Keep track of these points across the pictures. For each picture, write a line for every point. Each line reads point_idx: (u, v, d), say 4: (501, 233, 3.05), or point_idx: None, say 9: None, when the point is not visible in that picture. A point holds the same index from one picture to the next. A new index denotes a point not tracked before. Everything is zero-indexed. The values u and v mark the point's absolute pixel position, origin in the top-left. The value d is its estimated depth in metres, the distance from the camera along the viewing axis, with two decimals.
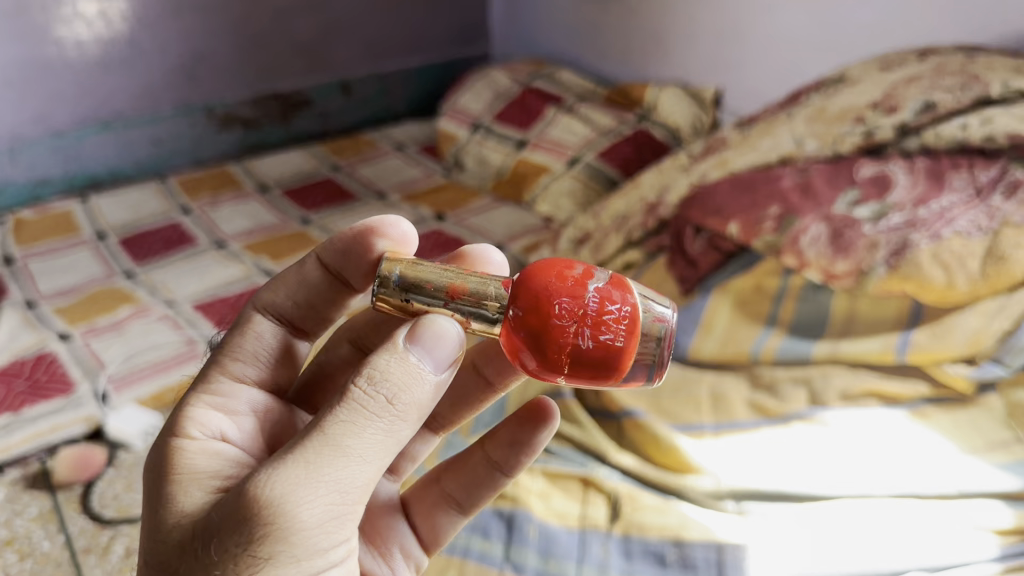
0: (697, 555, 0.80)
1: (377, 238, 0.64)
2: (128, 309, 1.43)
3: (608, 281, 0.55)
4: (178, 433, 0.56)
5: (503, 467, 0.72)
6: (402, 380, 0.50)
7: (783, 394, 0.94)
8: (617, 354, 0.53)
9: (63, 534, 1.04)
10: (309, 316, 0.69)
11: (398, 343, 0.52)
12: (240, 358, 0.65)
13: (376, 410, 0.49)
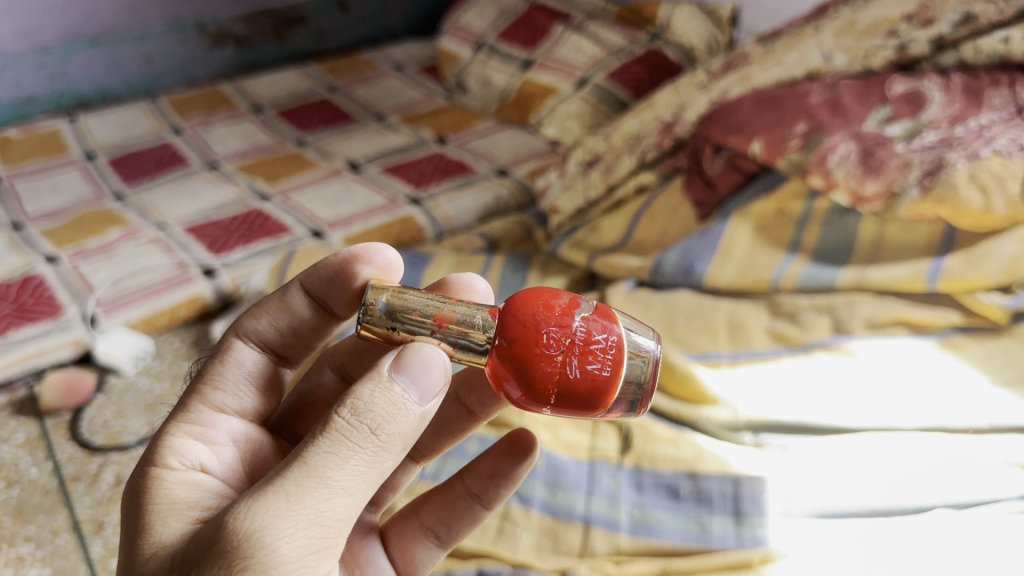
0: (711, 488, 0.77)
1: (364, 266, 0.60)
2: (117, 230, 1.38)
3: (594, 310, 0.52)
4: (155, 461, 0.53)
5: (482, 499, 0.70)
6: (387, 410, 0.47)
7: (805, 322, 0.89)
8: (606, 386, 0.51)
9: (51, 461, 1.01)
10: (294, 343, 0.65)
11: (383, 372, 0.48)
12: (220, 387, 0.62)
13: (359, 440, 0.46)
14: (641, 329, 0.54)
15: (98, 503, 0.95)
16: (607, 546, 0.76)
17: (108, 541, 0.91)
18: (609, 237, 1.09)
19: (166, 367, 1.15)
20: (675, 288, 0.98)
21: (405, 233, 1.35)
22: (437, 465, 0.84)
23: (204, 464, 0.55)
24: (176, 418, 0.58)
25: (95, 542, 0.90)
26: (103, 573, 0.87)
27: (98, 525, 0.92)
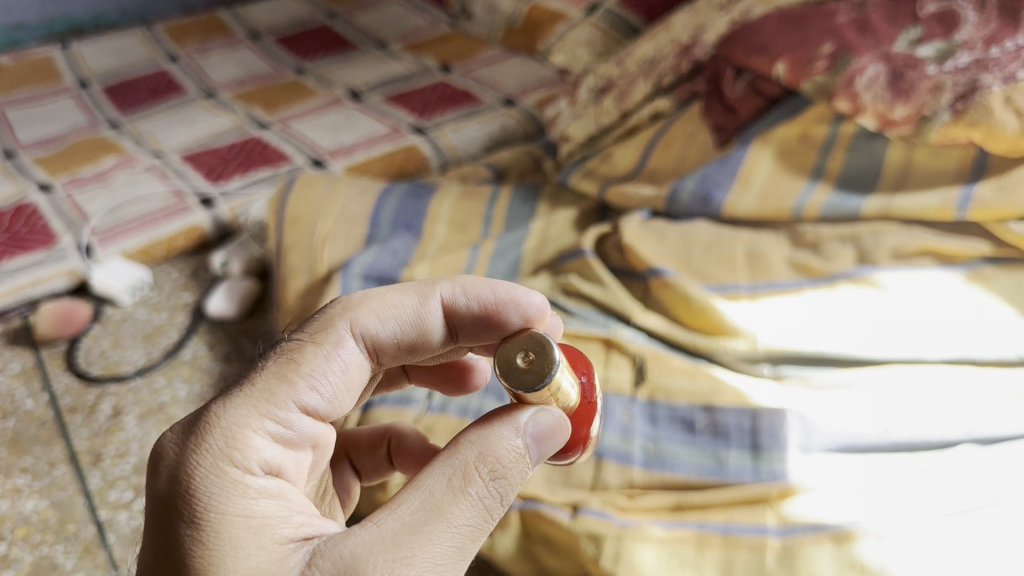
0: (728, 421, 0.75)
1: (514, 307, 0.60)
2: (112, 159, 1.33)
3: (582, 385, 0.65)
4: (236, 461, 0.47)
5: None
6: (515, 475, 0.50)
7: (827, 252, 0.85)
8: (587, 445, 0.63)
9: (47, 392, 0.98)
10: (400, 353, 0.59)
11: (520, 425, 0.51)
12: (316, 382, 0.52)
13: (491, 506, 0.48)
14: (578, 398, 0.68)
15: (96, 435, 0.92)
16: (620, 479, 0.74)
17: (107, 474, 0.88)
18: (622, 166, 1.05)
19: (164, 298, 1.12)
20: (692, 218, 0.95)
21: (408, 163, 1.30)
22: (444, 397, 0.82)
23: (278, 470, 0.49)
24: (259, 405, 0.49)
25: (93, 475, 0.88)
26: (101, 506, 0.85)
27: (96, 458, 0.90)
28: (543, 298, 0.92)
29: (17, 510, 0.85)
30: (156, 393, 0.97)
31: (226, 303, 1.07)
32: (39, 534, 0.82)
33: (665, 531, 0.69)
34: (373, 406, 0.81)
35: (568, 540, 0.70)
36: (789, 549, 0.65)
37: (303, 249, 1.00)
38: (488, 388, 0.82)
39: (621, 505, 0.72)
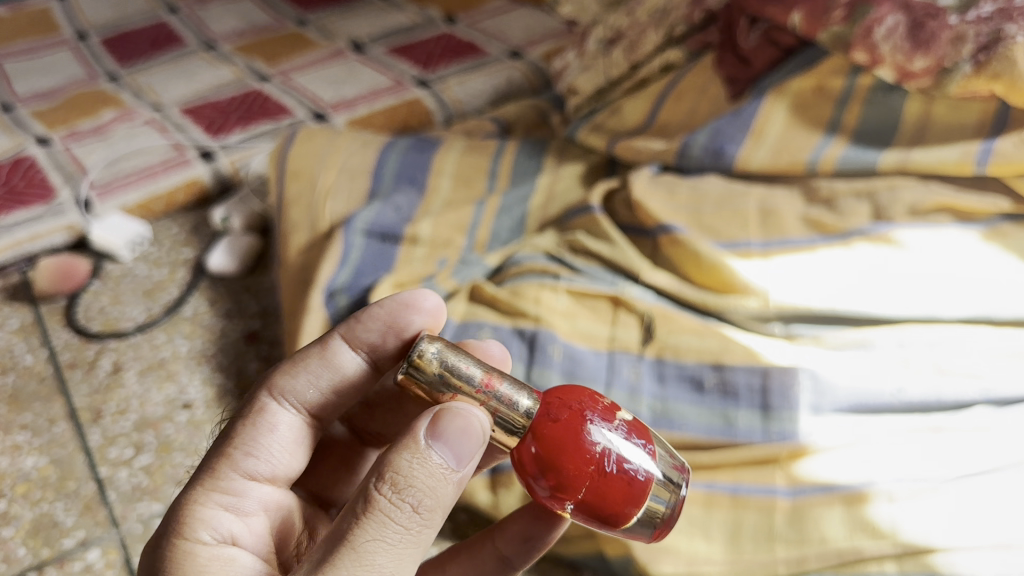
0: (738, 381, 0.73)
1: (415, 313, 0.60)
2: (111, 112, 1.31)
3: (633, 418, 0.52)
4: (183, 534, 0.48)
5: (512, 561, 0.65)
6: (428, 482, 0.46)
7: (842, 208, 0.83)
8: (625, 483, 0.49)
9: (46, 348, 0.97)
10: (336, 408, 0.60)
11: (419, 439, 0.47)
12: (254, 450, 0.55)
13: (403, 519, 0.46)
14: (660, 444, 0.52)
15: (95, 392, 0.91)
16: None
17: (107, 431, 0.87)
18: (631, 120, 1.03)
19: (164, 253, 1.10)
20: (703, 172, 0.92)
21: (412, 118, 1.28)
22: None
23: (235, 533, 0.50)
24: (206, 485, 0.52)
25: (93, 432, 0.87)
26: (102, 463, 0.84)
27: (96, 415, 0.89)
28: (549, 256, 0.89)
29: (17, 467, 0.84)
30: (157, 349, 0.96)
31: (227, 259, 1.05)
32: (39, 491, 0.82)
33: None
34: None
35: None
36: (798, 512, 0.67)
37: (304, 204, 0.98)
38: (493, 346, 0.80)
39: None
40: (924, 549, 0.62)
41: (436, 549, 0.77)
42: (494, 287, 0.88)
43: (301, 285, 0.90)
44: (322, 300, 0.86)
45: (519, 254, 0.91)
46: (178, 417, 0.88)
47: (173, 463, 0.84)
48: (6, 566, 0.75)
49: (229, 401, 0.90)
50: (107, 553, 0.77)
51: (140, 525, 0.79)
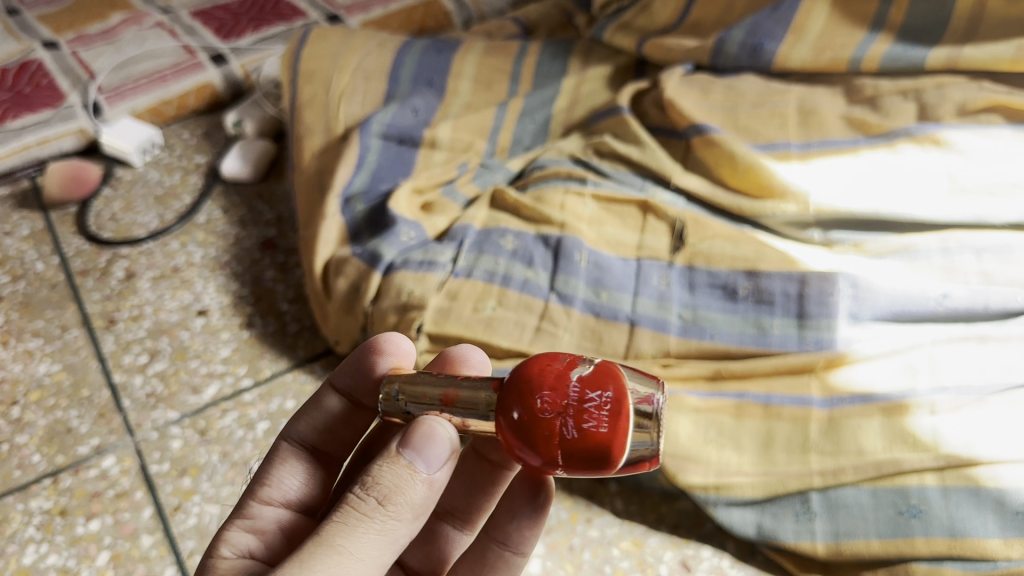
0: (773, 288, 0.70)
1: (379, 357, 0.55)
2: (120, 15, 1.26)
3: (595, 366, 0.42)
4: (205, 557, 0.48)
5: (511, 544, 0.57)
6: (396, 480, 0.43)
7: (885, 108, 0.79)
8: (610, 440, 0.40)
9: (57, 256, 0.94)
10: (343, 440, 0.58)
11: (391, 447, 0.44)
12: (272, 480, 0.55)
13: (367, 511, 0.42)
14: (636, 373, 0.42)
15: (108, 299, 0.89)
16: (654, 348, 0.70)
17: (120, 338, 0.85)
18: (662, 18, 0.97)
19: (176, 159, 1.07)
20: (739, 71, 0.87)
21: (429, 19, 1.24)
22: (470, 262, 0.76)
23: (254, 548, 0.49)
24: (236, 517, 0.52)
25: (106, 339, 0.85)
26: (116, 370, 0.82)
27: (109, 322, 0.87)
28: (575, 160, 0.85)
29: (29, 373, 0.82)
30: (171, 256, 0.94)
31: (241, 164, 1.02)
32: (53, 398, 0.80)
33: (703, 401, 0.67)
34: (395, 270, 0.76)
35: None
36: (834, 423, 0.65)
37: (319, 106, 0.93)
38: (517, 254, 0.76)
39: (656, 374, 0.69)
40: (966, 462, 0.60)
41: None
42: (517, 192, 0.84)
43: (316, 191, 0.86)
44: (338, 205, 0.83)
45: (542, 158, 0.87)
46: (193, 323, 0.86)
47: (188, 370, 0.82)
48: (21, 472, 0.74)
49: (245, 309, 0.88)
50: (122, 460, 0.75)
51: (155, 432, 0.77)
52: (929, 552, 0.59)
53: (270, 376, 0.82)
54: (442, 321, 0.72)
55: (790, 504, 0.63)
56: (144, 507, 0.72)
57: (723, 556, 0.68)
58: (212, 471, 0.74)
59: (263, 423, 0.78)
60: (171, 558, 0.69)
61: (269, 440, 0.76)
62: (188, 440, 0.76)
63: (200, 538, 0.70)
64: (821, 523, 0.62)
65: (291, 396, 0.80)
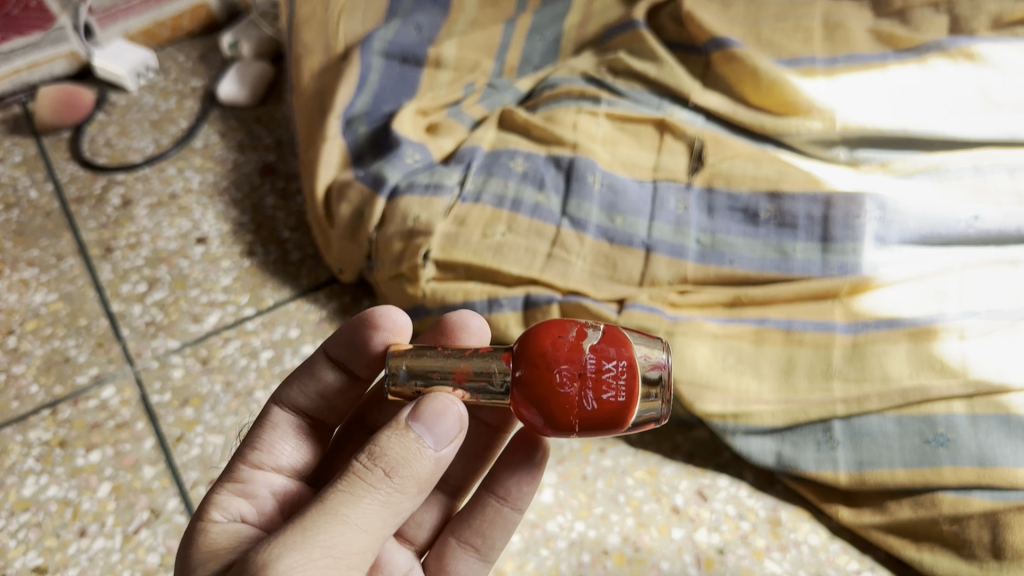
0: (797, 210, 0.67)
1: (373, 331, 0.52)
2: None
3: (603, 331, 0.42)
4: (195, 520, 0.46)
5: (510, 500, 0.55)
6: (404, 452, 0.40)
7: (915, 21, 0.75)
8: (629, 407, 0.40)
9: (51, 183, 0.91)
10: (336, 407, 0.56)
11: (399, 418, 0.41)
12: (265, 446, 0.53)
13: (372, 482, 0.40)
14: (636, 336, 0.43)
15: (105, 227, 0.86)
16: (671, 274, 0.68)
17: (118, 266, 0.83)
18: None
19: (172, 83, 1.03)
20: None
21: None
22: (478, 186, 0.73)
23: (245, 513, 0.48)
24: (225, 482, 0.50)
25: (103, 268, 0.83)
26: (114, 299, 0.80)
27: (106, 250, 0.84)
28: (588, 78, 0.81)
29: (26, 303, 0.80)
30: (168, 183, 0.90)
31: (238, 87, 0.98)
32: (50, 327, 0.78)
33: (722, 327, 0.65)
34: (400, 194, 0.72)
35: None
36: (859, 348, 0.62)
37: (318, 24, 0.84)
38: (527, 176, 0.72)
39: (673, 300, 0.66)
40: (997, 388, 0.58)
41: None
42: (525, 112, 0.80)
43: (316, 112, 0.82)
44: (339, 127, 0.79)
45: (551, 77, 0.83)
46: (192, 252, 0.83)
47: (188, 299, 0.79)
48: (19, 403, 0.72)
49: (245, 237, 0.85)
50: (122, 390, 0.73)
51: (156, 361, 0.75)
52: (956, 482, 0.57)
53: (272, 304, 0.79)
54: (450, 248, 0.70)
55: (811, 432, 0.61)
56: (146, 438, 0.70)
57: (741, 486, 0.66)
58: (216, 401, 0.72)
59: (266, 352, 0.75)
60: (175, 489, 0.67)
61: (273, 370, 0.74)
62: (190, 370, 0.74)
63: (204, 469, 0.68)
64: (844, 452, 0.60)
65: (295, 325, 0.78)
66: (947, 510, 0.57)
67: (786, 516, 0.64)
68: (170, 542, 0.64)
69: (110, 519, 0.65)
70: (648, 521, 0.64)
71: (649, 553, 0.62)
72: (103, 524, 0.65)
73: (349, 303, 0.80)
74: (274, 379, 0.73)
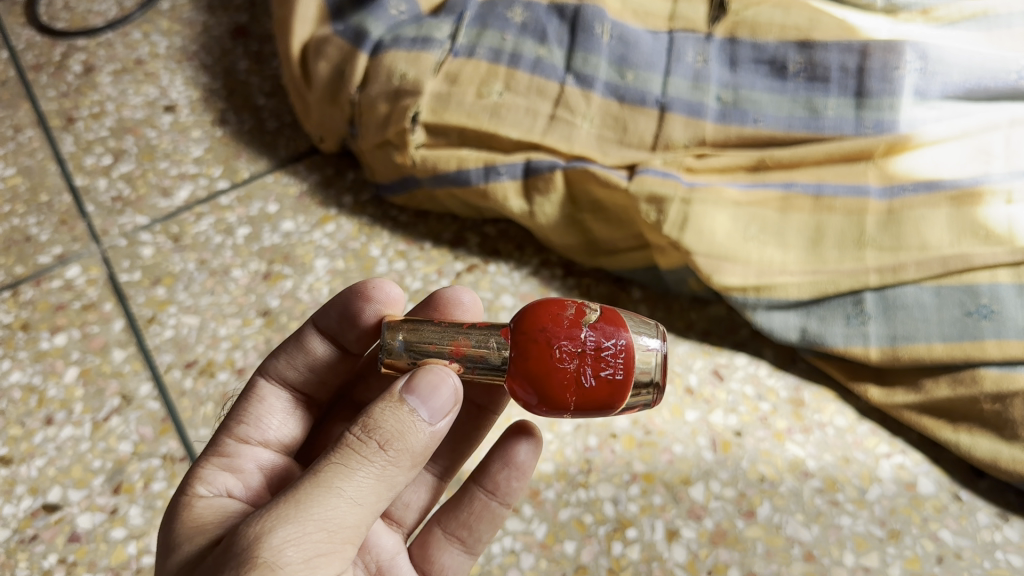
0: (829, 62, 0.60)
1: (365, 303, 0.49)
2: None
3: (601, 310, 0.40)
4: (178, 495, 0.42)
5: (499, 495, 0.49)
6: (400, 424, 0.37)
7: None
8: (622, 390, 0.39)
9: (7, 51, 0.83)
10: (325, 381, 0.53)
11: (392, 389, 0.38)
12: (255, 417, 0.50)
13: (368, 455, 0.36)
14: (644, 324, 0.41)
15: (65, 96, 0.79)
16: (688, 136, 0.61)
17: (80, 138, 0.76)
18: None
19: None
20: None
21: None
22: (472, 38, 0.65)
23: (232, 489, 0.44)
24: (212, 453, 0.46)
25: (65, 139, 0.76)
26: (77, 173, 0.73)
27: (67, 121, 0.77)
28: None
29: None
30: (133, 48, 0.83)
31: None
32: (9, 205, 0.71)
33: (744, 194, 0.58)
34: (384, 49, 0.65)
35: (625, 203, 0.59)
36: (894, 214, 0.56)
37: None
38: (528, 27, 0.65)
39: (689, 165, 0.59)
40: None
41: (462, 265, 0.67)
42: None
43: None
44: None
45: None
46: (160, 121, 0.76)
47: (157, 172, 0.73)
48: None
49: (216, 104, 0.78)
50: (88, 270, 0.67)
51: (124, 239, 0.69)
52: (1000, 356, 0.51)
53: (248, 178, 0.73)
54: (442, 109, 0.62)
55: (840, 306, 0.56)
56: (115, 319, 0.65)
57: (760, 365, 0.61)
58: (189, 280, 0.66)
59: (243, 228, 0.69)
60: (147, 374, 0.62)
61: (251, 247, 0.68)
62: (160, 248, 0.68)
63: (179, 351, 0.63)
64: (875, 326, 0.55)
65: (273, 199, 0.71)
66: (989, 387, 0.52)
67: (809, 397, 0.59)
68: (143, 430, 0.59)
69: (78, 406, 0.60)
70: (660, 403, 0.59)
71: (660, 436, 0.57)
72: (71, 412, 0.60)
73: (332, 175, 0.73)
74: (252, 257, 0.68)
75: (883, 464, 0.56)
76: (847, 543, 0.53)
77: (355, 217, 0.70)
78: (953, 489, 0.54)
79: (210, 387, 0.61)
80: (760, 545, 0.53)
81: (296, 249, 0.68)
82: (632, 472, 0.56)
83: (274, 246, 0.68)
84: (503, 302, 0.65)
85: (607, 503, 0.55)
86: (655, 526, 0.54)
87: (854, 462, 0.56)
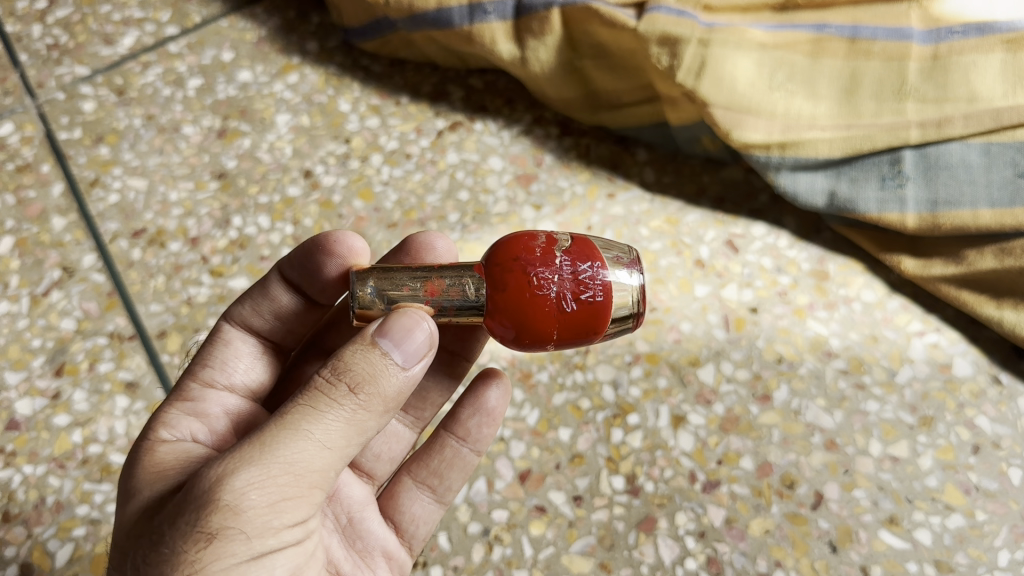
0: None
1: (327, 258, 0.42)
2: None
3: (572, 238, 0.36)
4: (138, 440, 0.37)
5: (467, 441, 0.44)
6: (372, 366, 0.32)
7: None
8: (604, 316, 0.35)
9: None
10: (298, 330, 0.46)
11: (363, 332, 0.33)
12: (225, 357, 0.44)
13: (338, 398, 0.31)
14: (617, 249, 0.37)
15: None
16: None
17: None
18: None
19: None
20: None
21: None
22: None
23: (197, 434, 0.38)
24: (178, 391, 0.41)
25: None
26: (7, 19, 0.64)
27: None
28: None
29: None
30: None
31: None
32: None
33: (770, 36, 0.50)
34: None
35: (633, 46, 0.51)
36: (940, 62, 0.48)
37: None
38: None
39: (707, 2, 0.51)
40: None
41: (444, 123, 0.60)
42: None
43: None
44: None
45: None
46: None
47: (98, 17, 0.64)
48: None
49: None
50: (22, 129, 0.59)
51: (62, 92, 0.61)
52: None
53: (200, 22, 0.64)
54: None
55: (875, 166, 0.49)
56: (54, 183, 0.57)
57: (779, 236, 0.54)
58: (136, 138, 0.59)
59: (194, 79, 0.61)
60: (90, 244, 0.55)
61: (204, 101, 0.60)
62: (103, 102, 0.60)
63: (125, 220, 0.56)
64: (914, 189, 0.48)
65: (228, 47, 0.63)
66: None
67: (834, 270, 0.53)
68: (87, 305, 0.52)
69: (14, 280, 0.53)
70: (666, 277, 0.53)
71: (667, 313, 0.51)
72: (6, 286, 0.53)
73: (295, 19, 0.65)
74: (206, 112, 0.60)
75: (915, 343, 0.50)
76: (873, 431, 0.47)
77: (321, 67, 0.62)
78: (992, 372, 0.49)
79: (161, 259, 0.54)
80: (777, 433, 0.47)
81: (254, 102, 0.60)
82: (634, 352, 0.50)
83: (230, 100, 0.60)
84: (491, 165, 0.58)
85: (607, 387, 0.49)
86: (659, 412, 0.48)
87: (883, 340, 0.50)
